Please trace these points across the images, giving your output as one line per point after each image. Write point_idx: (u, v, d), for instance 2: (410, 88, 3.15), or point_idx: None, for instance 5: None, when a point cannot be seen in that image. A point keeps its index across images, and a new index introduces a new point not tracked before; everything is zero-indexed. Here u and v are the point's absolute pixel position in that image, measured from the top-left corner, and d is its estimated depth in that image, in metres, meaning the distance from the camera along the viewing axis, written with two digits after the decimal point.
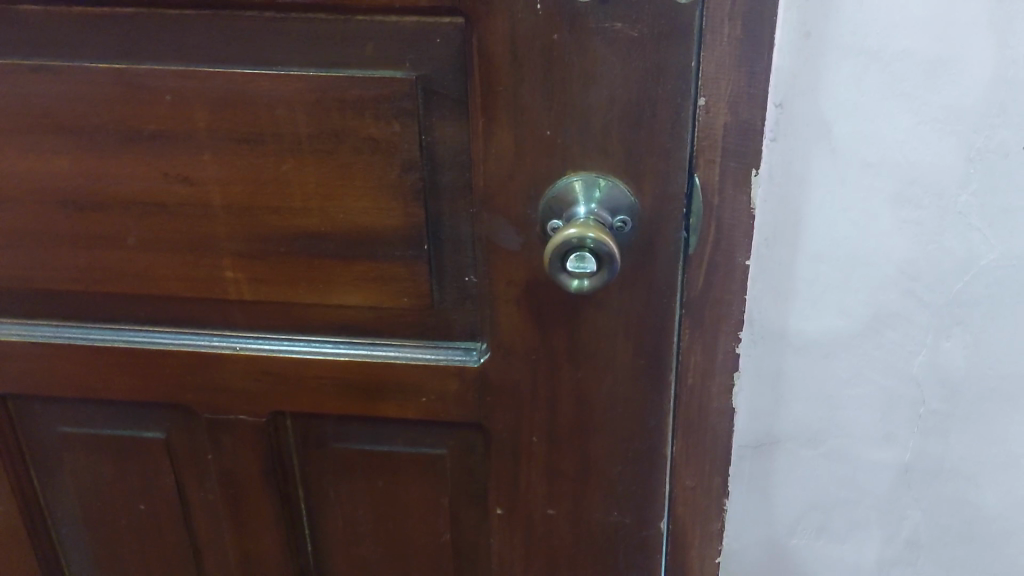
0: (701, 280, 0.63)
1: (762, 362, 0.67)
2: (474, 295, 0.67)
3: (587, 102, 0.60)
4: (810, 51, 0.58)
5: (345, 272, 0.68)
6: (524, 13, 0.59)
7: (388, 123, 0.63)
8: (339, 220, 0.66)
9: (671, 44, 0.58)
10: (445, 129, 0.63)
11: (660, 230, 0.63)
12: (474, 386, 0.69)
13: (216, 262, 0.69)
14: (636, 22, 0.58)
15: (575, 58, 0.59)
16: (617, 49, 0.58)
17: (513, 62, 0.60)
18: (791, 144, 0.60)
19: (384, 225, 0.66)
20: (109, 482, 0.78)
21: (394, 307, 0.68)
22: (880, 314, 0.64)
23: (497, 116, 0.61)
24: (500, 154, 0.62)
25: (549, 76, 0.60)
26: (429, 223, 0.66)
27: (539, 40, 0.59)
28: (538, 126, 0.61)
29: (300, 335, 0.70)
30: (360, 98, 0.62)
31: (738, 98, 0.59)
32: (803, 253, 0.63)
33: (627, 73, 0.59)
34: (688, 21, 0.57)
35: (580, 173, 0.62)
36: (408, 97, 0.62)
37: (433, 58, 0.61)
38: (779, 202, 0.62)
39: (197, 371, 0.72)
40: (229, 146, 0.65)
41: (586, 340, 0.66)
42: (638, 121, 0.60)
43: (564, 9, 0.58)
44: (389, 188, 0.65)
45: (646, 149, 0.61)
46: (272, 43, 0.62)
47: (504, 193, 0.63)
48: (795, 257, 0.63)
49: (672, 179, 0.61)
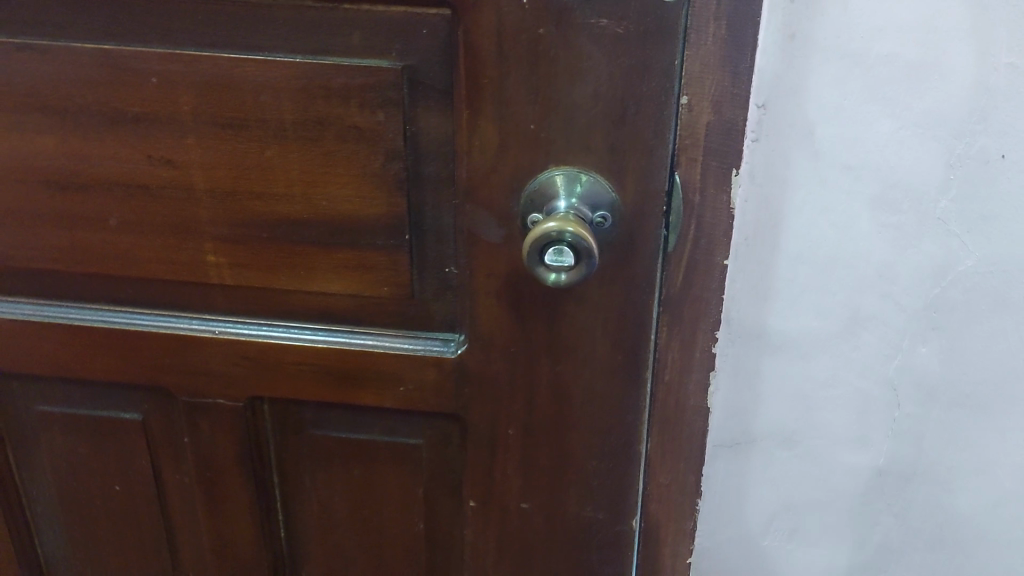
0: (680, 278, 0.64)
1: (739, 361, 0.67)
2: (454, 286, 0.68)
3: (571, 97, 0.60)
4: (794, 53, 0.58)
5: (326, 259, 0.68)
6: (511, 6, 0.59)
7: (373, 111, 0.63)
8: (321, 207, 0.66)
9: (656, 41, 0.58)
10: (429, 119, 0.63)
11: (641, 228, 0.63)
12: (452, 377, 0.69)
13: (198, 246, 0.69)
14: (622, 19, 0.58)
15: (561, 53, 0.59)
16: (602, 45, 0.58)
17: (499, 55, 0.60)
18: (773, 144, 0.61)
19: (366, 214, 0.66)
20: (85, 463, 0.78)
21: (374, 296, 0.69)
22: (857, 316, 0.64)
23: (481, 109, 0.62)
24: (484, 147, 0.63)
25: (534, 70, 0.60)
26: (411, 213, 0.66)
27: (525, 34, 0.59)
28: (522, 119, 0.61)
29: (279, 321, 0.70)
30: (346, 86, 0.63)
31: (721, 98, 0.59)
32: (782, 255, 0.63)
33: (612, 70, 0.59)
34: (673, 20, 0.57)
35: (562, 167, 0.62)
36: (393, 86, 0.62)
37: (419, 49, 0.61)
38: (760, 202, 0.62)
39: (176, 355, 0.72)
40: (214, 130, 0.65)
41: (565, 335, 0.66)
42: (621, 118, 0.60)
43: (551, 3, 0.58)
44: (373, 177, 0.65)
45: (628, 146, 0.61)
46: (259, 29, 0.62)
47: (486, 186, 0.64)
48: (774, 258, 0.63)
49: (653, 176, 0.61)
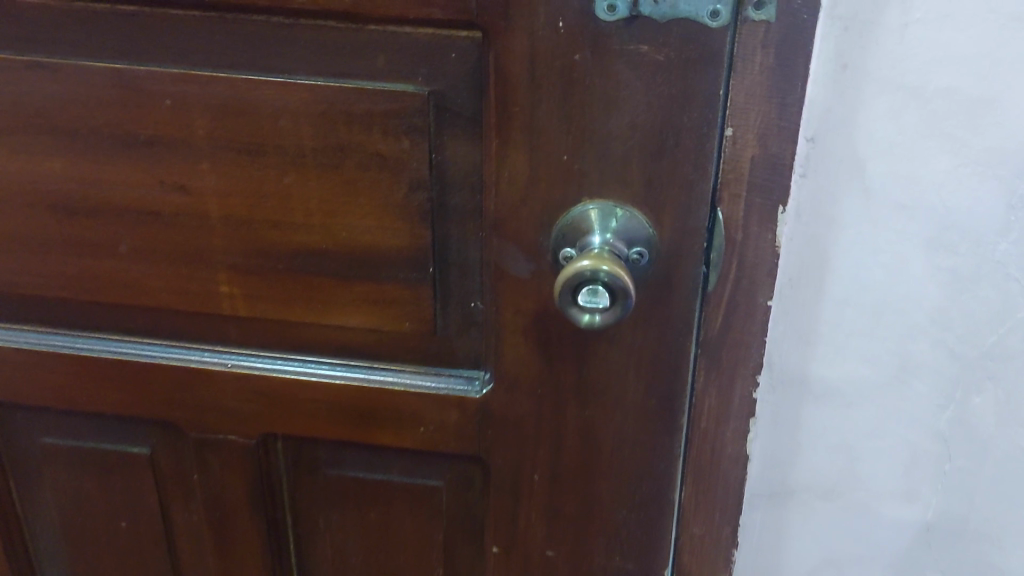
0: (720, 320, 0.60)
1: (780, 409, 0.63)
2: (479, 322, 0.64)
3: (606, 127, 0.57)
4: (847, 84, 0.54)
5: (346, 292, 0.65)
6: (544, 31, 0.55)
7: (398, 139, 0.60)
8: (341, 237, 0.63)
9: (699, 70, 0.55)
10: (456, 148, 0.60)
11: (679, 265, 0.59)
12: (475, 418, 0.66)
13: (211, 275, 0.66)
14: (663, 46, 0.54)
15: (597, 80, 0.56)
16: (641, 73, 0.55)
17: (531, 82, 0.57)
18: (821, 181, 0.57)
19: (389, 245, 0.63)
20: (90, 499, 0.75)
21: (395, 332, 0.65)
22: (907, 364, 0.60)
23: (512, 138, 0.58)
24: (513, 178, 0.59)
25: (568, 98, 0.57)
26: (436, 246, 0.63)
27: (559, 60, 0.56)
28: (554, 149, 0.58)
29: (295, 355, 0.67)
30: (369, 112, 0.60)
31: (767, 130, 0.55)
32: (829, 297, 0.59)
33: (651, 99, 0.56)
34: (718, 47, 0.54)
35: (596, 201, 0.59)
36: (420, 113, 0.59)
37: (447, 74, 0.58)
38: (807, 241, 0.58)
39: (187, 389, 0.69)
40: (229, 156, 0.62)
41: (596, 377, 0.63)
42: (660, 149, 0.57)
43: (587, 28, 0.55)
44: (396, 207, 0.62)
45: (667, 179, 0.57)
46: (279, 51, 0.59)
47: (516, 219, 0.60)
48: (820, 301, 0.60)
49: (693, 212, 0.58)
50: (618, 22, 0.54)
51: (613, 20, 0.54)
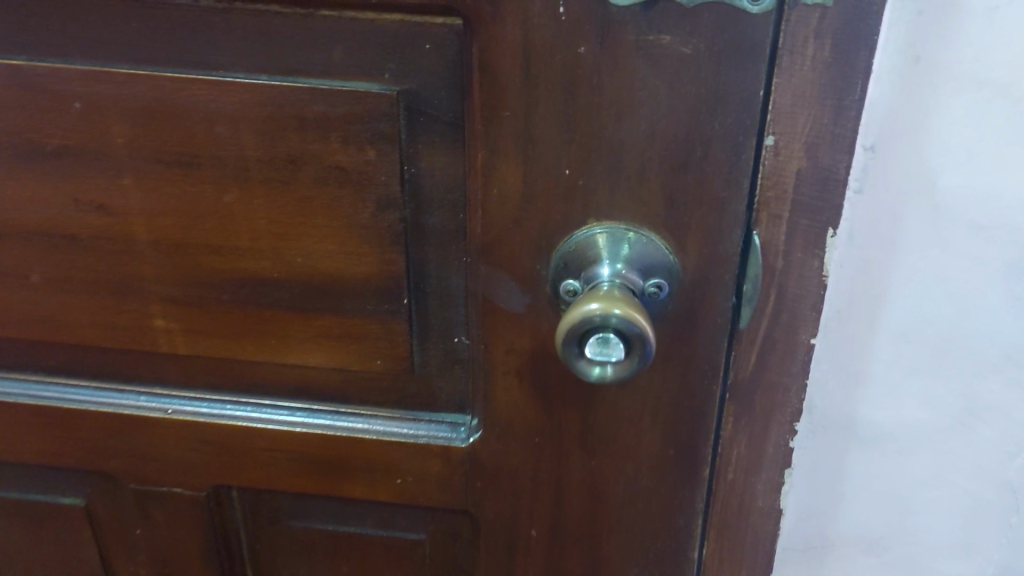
0: (753, 360, 0.50)
1: (820, 457, 0.53)
2: (465, 359, 0.54)
3: (618, 137, 0.46)
4: (918, 81, 0.44)
5: (304, 327, 0.54)
6: (541, 17, 0.44)
7: (362, 149, 0.49)
8: (296, 264, 0.53)
9: (734, 66, 0.44)
10: (433, 158, 0.50)
11: (706, 297, 0.49)
12: (462, 469, 0.56)
13: (143, 308, 0.55)
14: (691, 35, 0.43)
15: (607, 79, 0.45)
16: (661, 70, 0.44)
17: (525, 80, 0.46)
18: (881, 198, 0.47)
19: (353, 274, 0.52)
20: (20, 550, 0.66)
21: (365, 371, 0.55)
22: (975, 407, 0.51)
23: (501, 148, 0.48)
24: (503, 196, 0.49)
25: (570, 101, 0.46)
26: (411, 273, 0.52)
27: (559, 54, 0.45)
28: (553, 162, 0.47)
29: (248, 397, 0.57)
30: (325, 116, 0.49)
31: (818, 138, 0.45)
32: (884, 333, 0.50)
33: (673, 102, 0.45)
34: (760, 38, 0.43)
35: (605, 224, 0.48)
36: (387, 117, 0.48)
37: (419, 70, 0.47)
38: (859, 268, 0.48)
39: (121, 436, 0.59)
40: (156, 169, 0.51)
41: (604, 425, 0.53)
42: (684, 163, 0.46)
43: (595, 14, 0.43)
44: (362, 229, 0.51)
45: (692, 197, 0.47)
46: (212, 42, 0.48)
47: (507, 244, 0.50)
48: (874, 338, 0.50)
49: (724, 236, 0.48)
50: (633, 6, 0.43)
51: (627, 4, 0.43)
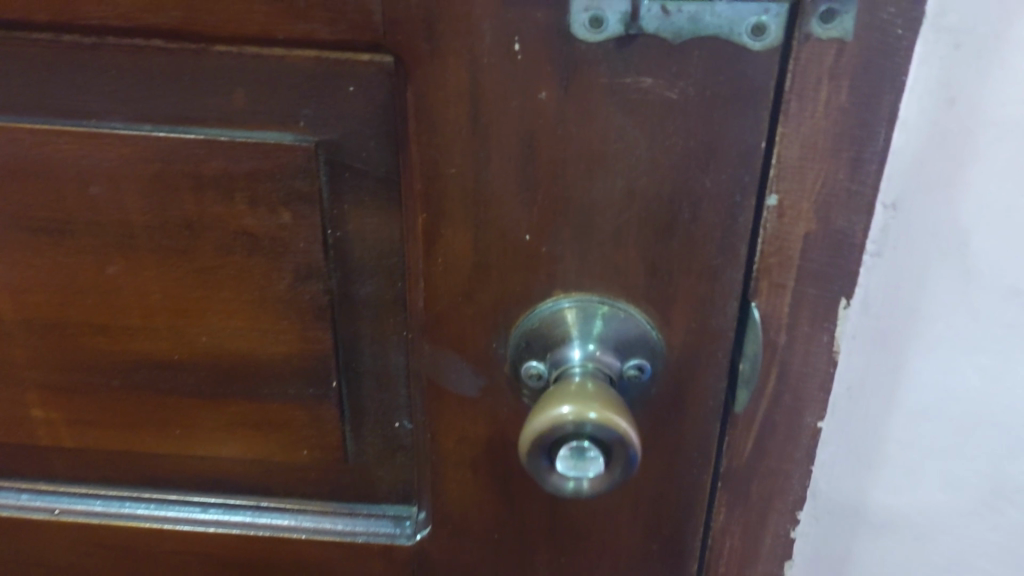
0: (750, 446, 0.43)
1: (827, 544, 0.48)
2: (408, 446, 0.46)
3: (589, 197, 0.38)
4: (949, 125, 0.37)
5: (214, 415, 0.46)
6: (492, 56, 0.35)
7: (274, 212, 0.40)
8: (200, 345, 0.44)
9: (730, 114, 0.36)
10: (363, 219, 0.41)
11: (695, 380, 0.41)
12: (409, 568, 0.48)
13: (18, 397, 0.47)
14: (678, 77, 0.35)
15: (575, 130, 0.36)
16: (640, 118, 0.36)
17: (473, 131, 0.37)
18: (902, 260, 0.40)
19: (270, 355, 0.44)
20: None
21: (289, 461, 0.47)
22: (1002, 490, 0.45)
23: (446, 211, 0.39)
24: (450, 267, 0.40)
25: (531, 157, 0.37)
26: (341, 352, 0.44)
27: (517, 101, 0.36)
28: (511, 226, 0.39)
29: (153, 492, 0.49)
30: (227, 173, 0.40)
31: (832, 197, 0.37)
32: (902, 404, 0.44)
33: (655, 155, 0.37)
34: (762, 80, 0.35)
35: (575, 295, 0.40)
36: (304, 174, 0.39)
37: (342, 116, 0.38)
38: (875, 341, 0.42)
39: (5, 536, 0.51)
40: (20, 237, 0.42)
41: (576, 522, 0.45)
42: (670, 225, 0.38)
43: (559, 53, 0.35)
44: (279, 304, 0.42)
45: (679, 265, 0.39)
46: (83, 85, 0.39)
47: (456, 321, 0.41)
48: (890, 409, 0.44)
49: (717, 309, 0.40)
50: (607, 43, 0.35)
51: (599, 40, 0.35)
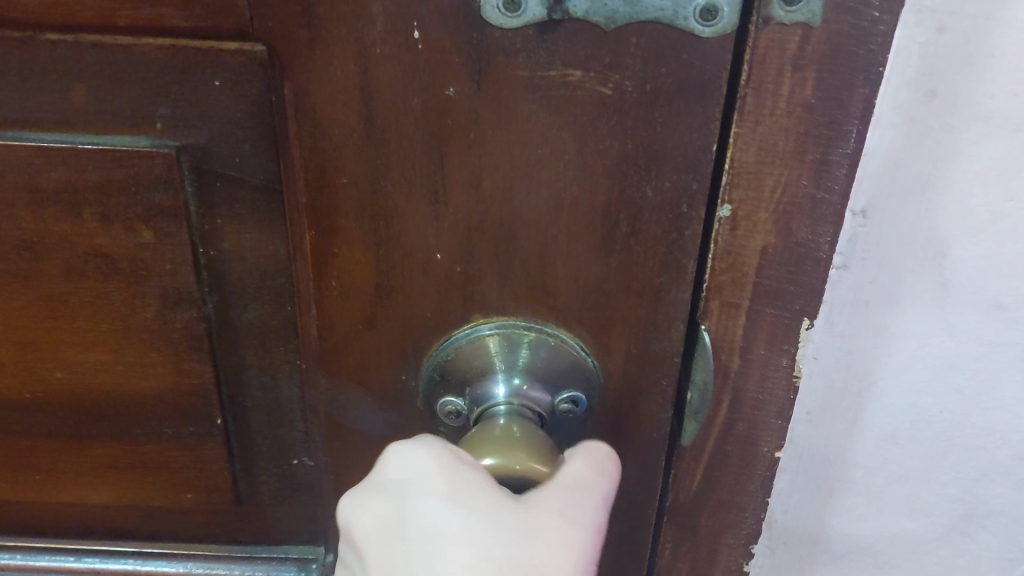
0: (699, 478, 0.39)
1: (783, 560, 0.51)
2: (309, 484, 0.40)
3: (512, 209, 0.32)
4: (928, 121, 0.36)
5: (80, 458, 0.39)
6: (387, 46, 0.29)
7: (132, 230, 0.33)
8: (56, 382, 0.37)
9: (674, 112, 0.30)
10: (241, 236, 0.34)
11: (635, 411, 0.36)
12: None
13: None
14: (613, 70, 0.29)
15: (492, 133, 0.30)
16: (569, 120, 0.30)
17: (368, 135, 0.30)
18: (871, 269, 0.40)
19: (140, 391, 0.37)
20: None
21: (173, 505, 0.41)
22: (965, 494, 0.47)
23: (341, 228, 0.32)
24: (348, 292, 0.33)
25: (440, 163, 0.31)
26: (225, 386, 0.37)
27: (419, 98, 0.30)
28: (417, 243, 0.32)
29: (18, 538, 0.43)
30: (71, 186, 0.33)
31: (794, 207, 0.32)
32: (868, 406, 0.44)
33: (587, 160, 0.31)
34: (713, 71, 0.29)
35: (496, 320, 0.34)
36: (167, 186, 0.33)
37: (207, 116, 0.32)
38: (841, 357, 0.43)
39: None
40: None
41: None
42: (606, 241, 0.32)
43: (467, 42, 0.29)
44: (146, 334, 0.36)
45: (619, 287, 0.33)
46: None
47: (356, 353, 0.35)
48: (853, 411, 0.44)
49: (662, 335, 0.34)
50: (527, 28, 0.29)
51: (516, 25, 0.28)
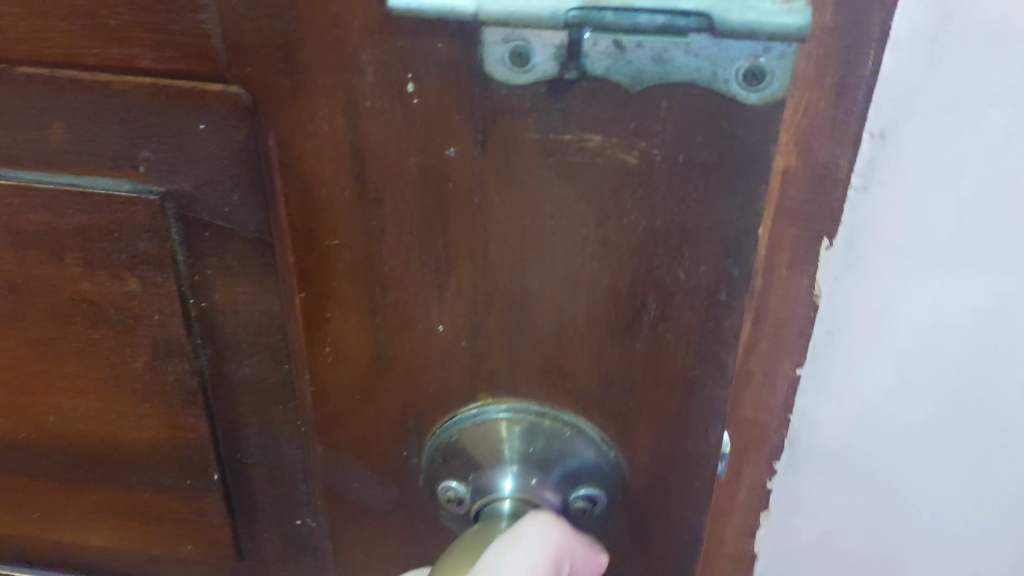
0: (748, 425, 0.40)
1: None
2: (314, 545, 0.37)
3: (522, 281, 0.28)
4: (949, 47, 0.36)
5: (76, 501, 0.37)
6: (379, 98, 0.25)
7: (117, 278, 0.31)
8: (47, 425, 0.35)
9: (711, 187, 0.25)
10: (233, 289, 0.31)
11: (665, 507, 0.32)
12: None
13: None
14: (639, 136, 0.25)
15: (499, 198, 0.26)
16: (587, 188, 0.26)
17: (360, 194, 0.27)
18: (888, 192, 0.40)
19: (133, 440, 0.35)
20: None
21: (172, 555, 0.38)
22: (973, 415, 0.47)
23: (333, 291, 0.29)
24: (342, 358, 0.30)
25: (441, 229, 0.27)
26: (222, 441, 0.34)
27: (417, 158, 0.26)
28: (417, 313, 0.29)
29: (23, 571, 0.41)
30: (52, 229, 0.30)
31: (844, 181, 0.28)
32: (885, 327, 0.45)
33: (609, 235, 0.26)
34: (758, 143, 0.24)
35: (505, 403, 0.30)
36: (151, 234, 0.30)
37: (193, 161, 0.28)
38: (861, 271, 0.43)
39: None
40: None
41: None
42: (629, 323, 0.28)
43: (470, 98, 0.25)
44: (136, 384, 0.33)
45: (645, 373, 0.29)
46: None
47: (353, 423, 0.31)
48: (871, 328, 0.45)
49: (696, 428, 0.30)
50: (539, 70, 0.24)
51: (524, 82, 0.24)
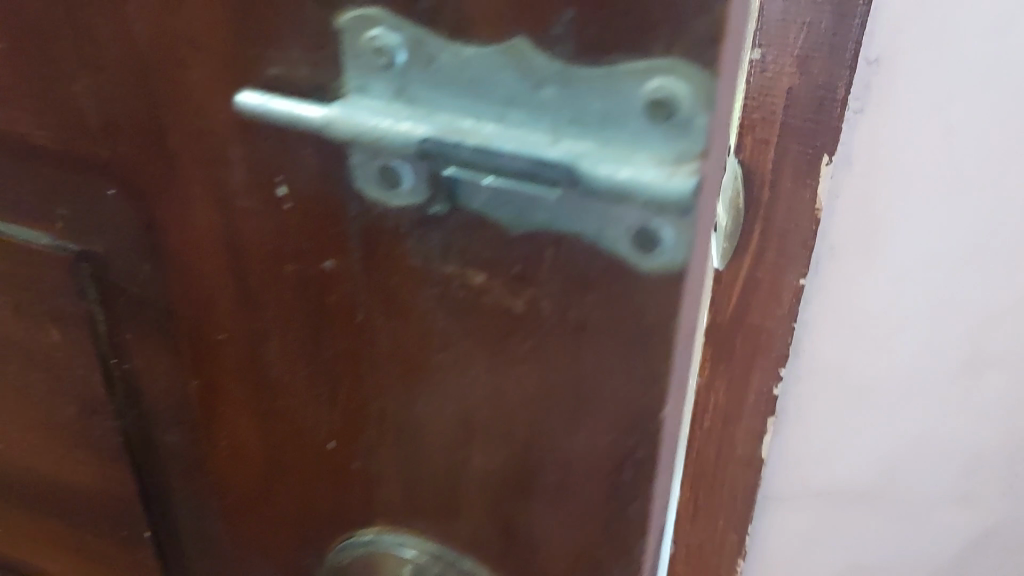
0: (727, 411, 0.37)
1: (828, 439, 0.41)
2: None
3: (412, 413, 0.24)
4: None
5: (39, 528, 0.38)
6: (247, 196, 0.22)
7: (43, 328, 0.30)
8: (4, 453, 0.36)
9: (608, 357, 0.21)
10: (148, 361, 0.29)
11: None
12: None
13: None
14: (522, 285, 0.20)
15: (380, 321, 0.23)
16: (470, 328, 0.22)
17: (241, 290, 0.24)
18: (891, 107, 0.31)
19: (74, 481, 0.35)
20: None
21: None
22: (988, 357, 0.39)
23: (225, 382, 0.27)
24: (242, 449, 0.28)
25: (321, 346, 0.24)
26: (155, 502, 0.33)
27: (295, 270, 0.23)
28: (308, 422, 0.26)
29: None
30: None
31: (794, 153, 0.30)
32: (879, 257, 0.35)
33: (500, 385, 0.22)
34: (656, 318, 0.19)
35: (403, 537, 0.26)
36: (73, 291, 0.29)
37: (101, 228, 0.27)
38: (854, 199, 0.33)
39: None
40: None
41: None
42: (527, 484, 0.24)
43: (335, 213, 0.21)
44: (72, 428, 0.33)
45: (546, 538, 0.24)
46: None
47: (257, 517, 0.29)
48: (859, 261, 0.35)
49: None
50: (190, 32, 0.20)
51: (397, 202, 0.20)
